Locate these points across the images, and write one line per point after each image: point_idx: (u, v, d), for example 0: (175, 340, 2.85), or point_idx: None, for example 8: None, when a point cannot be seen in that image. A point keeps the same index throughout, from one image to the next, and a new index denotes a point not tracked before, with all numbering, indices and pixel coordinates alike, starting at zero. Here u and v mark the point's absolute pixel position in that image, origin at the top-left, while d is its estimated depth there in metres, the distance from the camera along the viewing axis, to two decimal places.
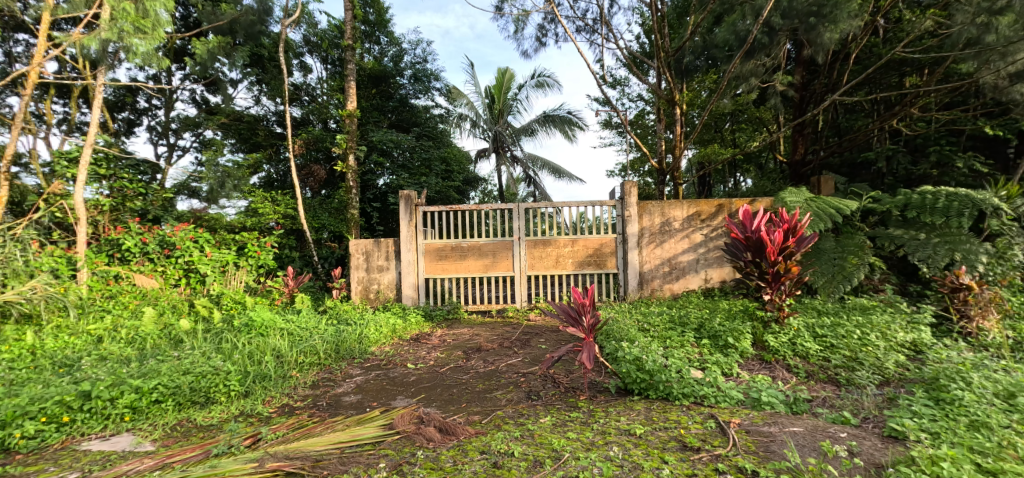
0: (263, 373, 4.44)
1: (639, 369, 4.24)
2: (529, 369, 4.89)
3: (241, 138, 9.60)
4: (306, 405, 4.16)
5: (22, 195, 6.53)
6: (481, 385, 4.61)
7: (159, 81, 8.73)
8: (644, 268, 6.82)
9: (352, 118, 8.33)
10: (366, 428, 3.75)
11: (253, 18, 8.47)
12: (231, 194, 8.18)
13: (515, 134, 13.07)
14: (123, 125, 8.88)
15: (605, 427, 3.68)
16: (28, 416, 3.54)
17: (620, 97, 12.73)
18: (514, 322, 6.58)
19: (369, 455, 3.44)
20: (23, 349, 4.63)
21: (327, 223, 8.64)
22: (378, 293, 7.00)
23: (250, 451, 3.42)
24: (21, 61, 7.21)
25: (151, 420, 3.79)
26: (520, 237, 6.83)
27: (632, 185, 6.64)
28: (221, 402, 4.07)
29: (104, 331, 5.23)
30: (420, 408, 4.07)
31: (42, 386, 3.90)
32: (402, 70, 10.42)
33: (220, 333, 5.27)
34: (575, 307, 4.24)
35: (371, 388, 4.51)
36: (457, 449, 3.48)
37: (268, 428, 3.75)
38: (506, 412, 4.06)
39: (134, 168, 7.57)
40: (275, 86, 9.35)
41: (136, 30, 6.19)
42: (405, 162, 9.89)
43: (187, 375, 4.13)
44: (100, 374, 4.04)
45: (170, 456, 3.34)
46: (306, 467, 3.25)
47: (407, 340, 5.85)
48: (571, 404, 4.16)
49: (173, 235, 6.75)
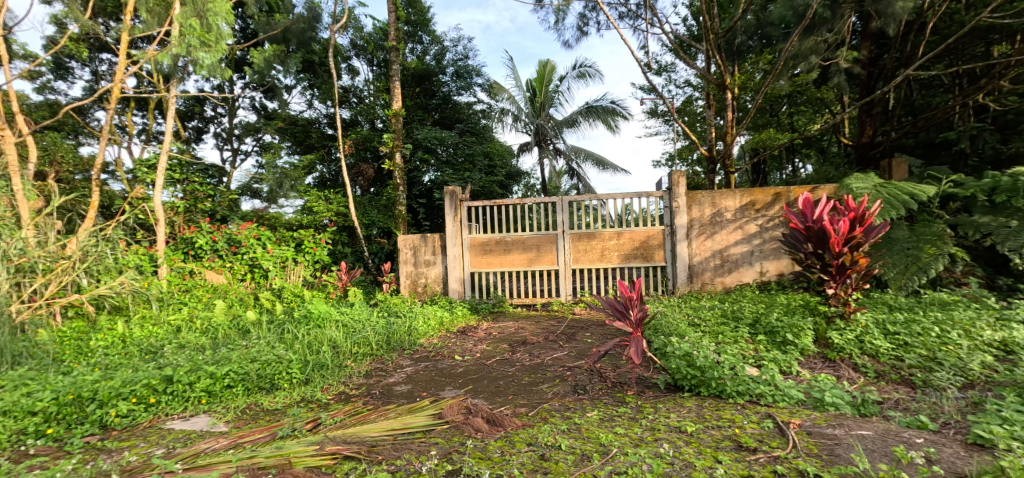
0: (321, 362, 4.71)
1: (689, 366, 4.16)
2: (575, 363, 4.87)
3: (296, 140, 10.12)
4: (361, 393, 4.37)
5: (110, 199, 7.36)
6: (527, 377, 4.65)
7: (223, 90, 9.41)
8: (694, 261, 6.57)
9: (398, 117, 8.56)
10: (416, 417, 3.93)
11: (304, 25, 8.92)
12: (289, 193, 8.75)
13: (557, 127, 12.91)
14: (194, 133, 9.67)
15: (654, 423, 3.66)
16: (122, 397, 3.92)
17: (666, 84, 12.30)
18: (559, 315, 6.55)
19: (420, 442, 3.61)
20: (116, 336, 5.15)
21: (377, 220, 9.00)
22: (426, 287, 7.19)
23: (312, 435, 3.68)
24: (106, 79, 8.01)
25: (224, 403, 4.14)
26: (564, 231, 6.77)
27: (680, 175, 6.41)
28: (285, 388, 4.36)
29: (182, 321, 5.72)
30: (468, 399, 4.21)
31: (132, 370, 4.33)
32: (444, 67, 10.56)
33: (283, 324, 5.61)
34: (622, 300, 4.34)
35: (421, 379, 4.66)
36: (505, 441, 3.56)
37: (327, 413, 4.00)
38: (552, 405, 4.12)
39: (203, 172, 8.45)
40: (325, 90, 9.83)
41: (201, 44, 6.59)
42: (449, 159, 10.00)
43: (255, 363, 4.47)
44: (180, 360, 4.45)
45: (241, 436, 3.66)
46: (362, 451, 3.47)
47: (454, 332, 5.98)
48: (619, 399, 4.16)
49: (239, 233, 7.36)
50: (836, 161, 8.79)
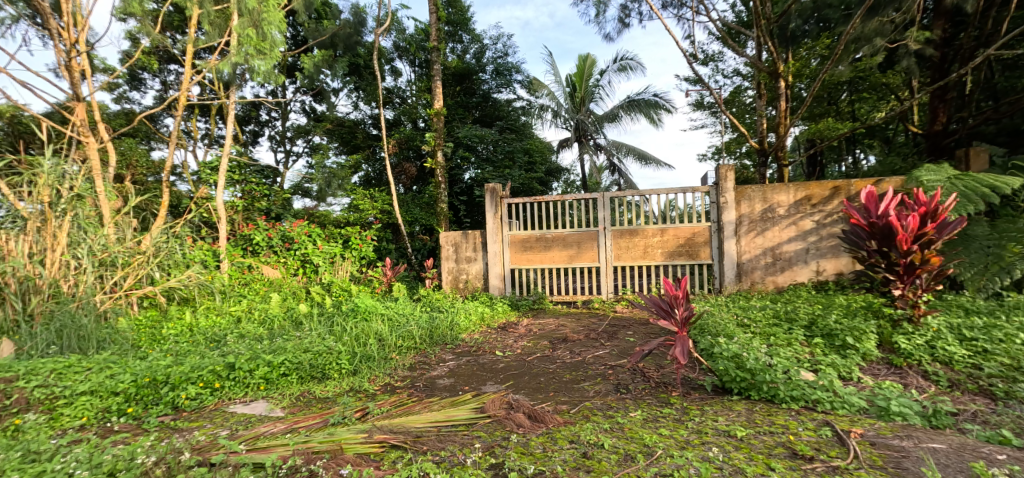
0: (368, 354, 4.90)
1: (739, 368, 3.98)
2: (617, 362, 4.80)
3: (343, 141, 10.61)
4: (405, 385, 4.52)
5: (177, 199, 7.98)
6: (569, 374, 4.63)
7: (276, 95, 9.92)
8: (743, 259, 6.29)
9: (439, 116, 8.71)
10: (459, 410, 4.02)
11: (350, 30, 9.37)
12: (337, 193, 9.13)
13: (597, 122, 12.67)
14: (250, 137, 10.21)
15: (701, 426, 3.55)
16: (191, 381, 4.25)
17: (713, 75, 11.82)
18: (599, 313, 6.45)
19: (463, 435, 3.69)
20: (184, 326, 5.59)
21: (419, 217, 9.18)
22: (467, 283, 7.35)
23: (361, 423, 3.85)
24: (174, 88, 8.71)
25: (280, 390, 4.40)
26: (605, 227, 6.67)
27: (728, 169, 6.15)
28: (335, 378, 4.58)
29: (242, 312, 6.13)
30: (509, 395, 4.24)
31: (199, 357, 4.69)
32: (484, 65, 10.71)
33: (332, 317, 5.88)
34: (667, 299, 4.24)
35: (463, 373, 4.75)
36: (547, 437, 3.58)
37: (375, 403, 4.17)
38: (594, 403, 4.09)
39: (258, 173, 9.03)
40: (370, 92, 10.03)
41: (258, 52, 7.03)
42: (489, 157, 10.15)
43: (308, 353, 4.72)
44: (241, 349, 4.78)
45: (297, 421, 3.88)
46: (409, 441, 3.59)
47: (495, 328, 6.05)
48: (663, 400, 4.07)
49: (291, 230, 7.74)
50: (903, 151, 8.16)
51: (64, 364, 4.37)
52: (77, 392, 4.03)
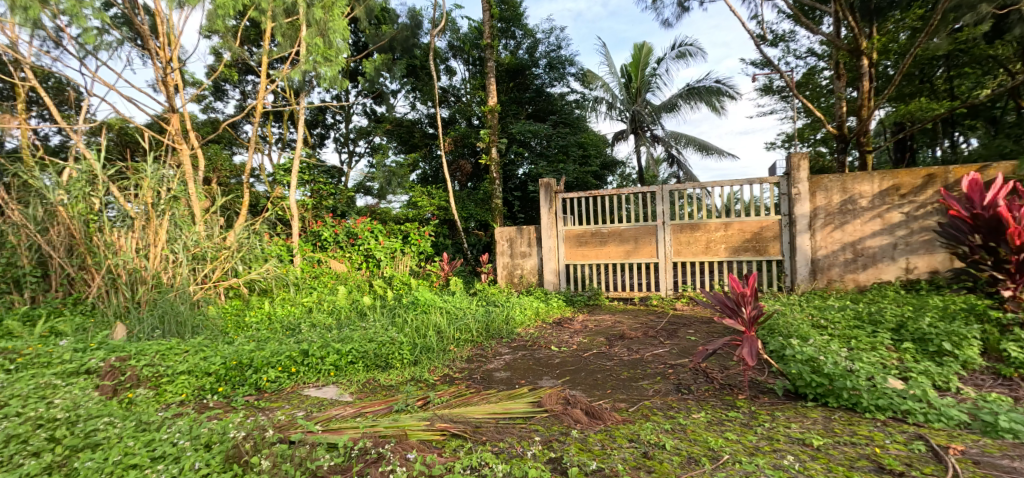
0: (428, 345, 5.12)
1: (815, 372, 3.68)
2: (677, 361, 4.71)
3: (401, 140, 11.14)
4: (463, 376, 4.65)
5: (256, 199, 8.99)
6: (626, 372, 4.57)
7: (341, 99, 10.62)
8: (818, 255, 6.15)
9: (494, 113, 8.87)
10: (516, 403, 4.06)
11: (408, 33, 9.77)
12: (396, 190, 9.67)
13: (655, 112, 12.49)
14: (317, 139, 11.02)
15: (771, 432, 3.34)
16: (271, 365, 4.64)
17: (785, 55, 10.89)
18: (658, 310, 6.46)
19: (521, 428, 3.72)
20: (264, 314, 6.12)
21: (474, 213, 9.50)
22: (522, 277, 7.55)
23: (423, 411, 4.00)
24: (253, 96, 9.93)
25: (348, 377, 4.69)
26: (664, 222, 6.68)
27: (803, 158, 6.04)
28: (397, 367, 4.81)
29: (313, 303, 6.59)
30: (566, 390, 4.24)
31: (278, 343, 5.08)
32: (538, 60, 10.82)
33: (394, 309, 6.24)
34: (734, 297, 3.99)
35: (519, 367, 4.82)
36: (605, 434, 3.53)
37: (435, 393, 4.31)
38: (654, 402, 3.98)
39: (327, 173, 10.15)
40: (426, 91, 10.59)
41: (324, 59, 7.37)
42: (542, 152, 10.25)
43: (373, 343, 5.01)
44: (313, 337, 5.15)
45: (364, 407, 4.10)
46: (468, 431, 3.65)
47: (550, 323, 6.16)
48: (728, 403, 3.87)
49: (356, 227, 8.31)
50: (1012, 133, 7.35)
51: (165, 347, 4.94)
52: (176, 371, 4.53)
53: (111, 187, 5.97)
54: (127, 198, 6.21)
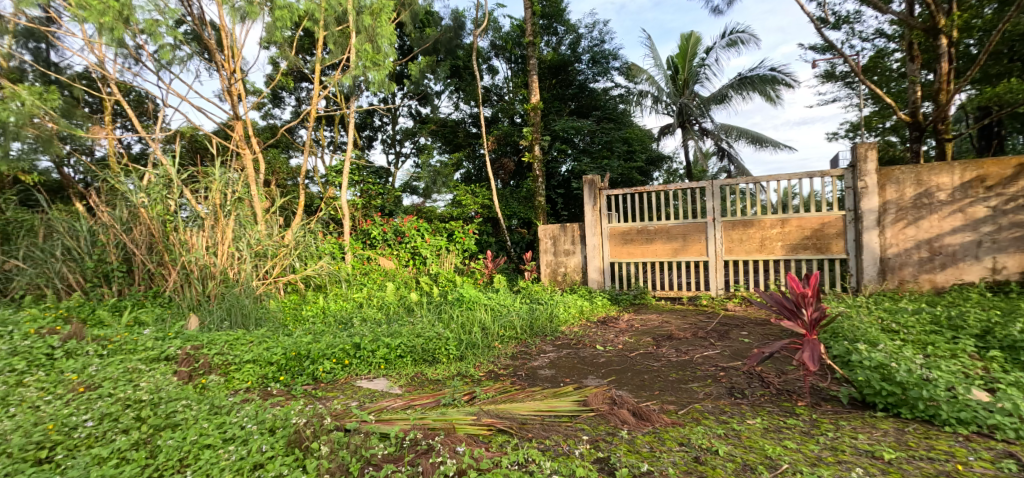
0: (473, 341, 5.23)
1: (885, 380, 3.39)
2: (730, 363, 4.54)
3: (445, 140, 11.30)
4: (508, 372, 4.69)
5: (310, 200, 9.52)
6: (675, 374, 4.45)
7: (387, 102, 10.96)
8: (887, 254, 5.73)
9: (536, 110, 8.87)
10: (561, 401, 4.03)
11: (451, 34, 10.27)
12: (441, 189, 10.07)
13: (703, 104, 11.94)
14: (366, 141, 11.49)
15: (835, 443, 3.12)
16: (327, 356, 4.86)
17: (847, 39, 10.04)
18: (708, 310, 6.27)
19: (566, 426, 3.69)
20: (319, 308, 6.45)
21: (517, 211, 9.56)
22: (565, 276, 7.60)
23: (469, 405, 4.04)
24: (307, 102, 10.60)
25: (398, 370, 4.85)
26: (714, 219, 6.44)
27: (870, 147, 5.64)
28: (444, 361, 4.93)
29: (363, 298, 6.88)
30: (612, 390, 4.16)
31: (332, 336, 5.31)
32: (580, 55, 10.83)
33: (440, 305, 6.43)
34: (793, 298, 3.76)
35: (564, 365, 4.81)
36: (653, 436, 3.44)
37: (481, 388, 4.36)
38: (704, 406, 3.82)
39: (376, 174, 10.61)
40: (469, 91, 10.73)
41: (372, 65, 7.64)
42: (586, 148, 10.10)
43: (420, 338, 5.16)
44: (365, 331, 5.37)
45: (413, 399, 4.19)
46: (514, 427, 3.65)
47: (594, 322, 6.19)
48: (787, 410, 3.65)
49: (403, 225, 8.61)
50: None
51: (234, 337, 5.29)
52: (244, 360, 4.82)
53: (184, 191, 6.54)
54: (199, 200, 6.75)
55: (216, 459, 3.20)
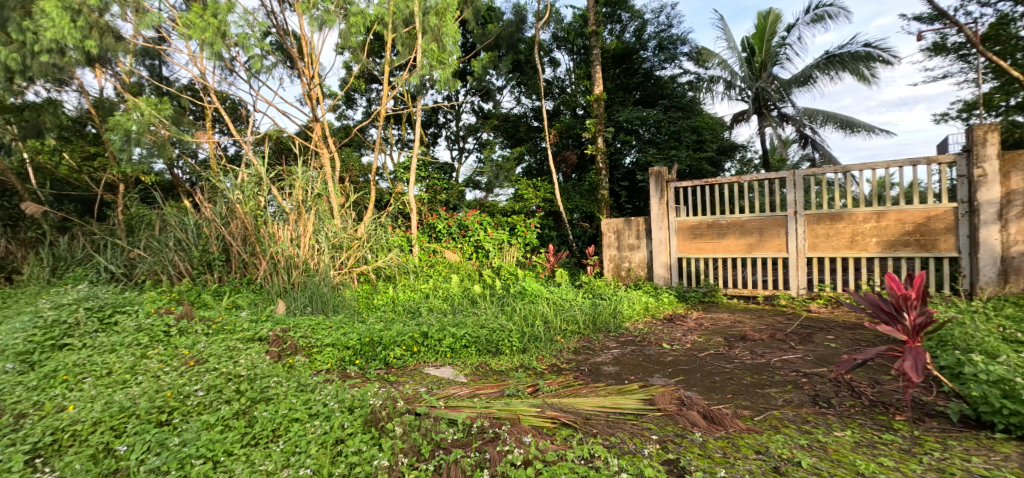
0: (536, 334, 5.14)
1: (1006, 397, 2.97)
2: (814, 370, 4.16)
3: (507, 135, 11.25)
4: (571, 367, 4.56)
5: (381, 196, 9.73)
6: (750, 377, 4.14)
7: (451, 99, 11.06)
8: (1008, 252, 5.05)
9: (599, 101, 8.65)
10: (626, 398, 3.83)
11: (513, 29, 10.17)
12: (503, 184, 9.94)
13: (784, 87, 11.13)
14: (431, 138, 11.67)
15: (942, 464, 2.77)
16: (397, 343, 4.90)
17: (960, 6, 8.95)
18: (787, 311, 5.81)
19: (632, 425, 3.50)
20: (388, 297, 6.59)
21: (579, 204, 9.37)
22: (629, 271, 7.34)
23: (532, 397, 3.93)
24: (377, 103, 10.95)
25: (464, 359, 4.84)
26: (797, 212, 5.95)
27: (990, 129, 4.98)
28: (507, 353, 4.88)
29: (429, 290, 6.94)
30: (680, 390, 3.92)
31: (401, 325, 5.38)
32: (646, 43, 10.38)
33: (502, 298, 6.41)
34: (892, 301, 3.35)
35: (628, 362, 4.61)
36: (727, 441, 3.19)
37: (544, 381, 4.24)
38: (784, 413, 3.51)
39: (441, 170, 10.73)
40: (531, 85, 10.59)
41: (438, 63, 7.69)
42: (652, 138, 9.70)
43: (484, 330, 5.14)
44: (432, 321, 5.43)
45: (479, 388, 4.11)
46: (578, 422, 3.51)
47: (660, 319, 5.93)
48: (882, 424, 3.29)
49: (467, 219, 8.62)
50: None
51: (316, 322, 5.49)
52: (324, 343, 4.91)
53: (272, 189, 6.95)
54: (285, 197, 7.05)
55: (303, 432, 3.30)
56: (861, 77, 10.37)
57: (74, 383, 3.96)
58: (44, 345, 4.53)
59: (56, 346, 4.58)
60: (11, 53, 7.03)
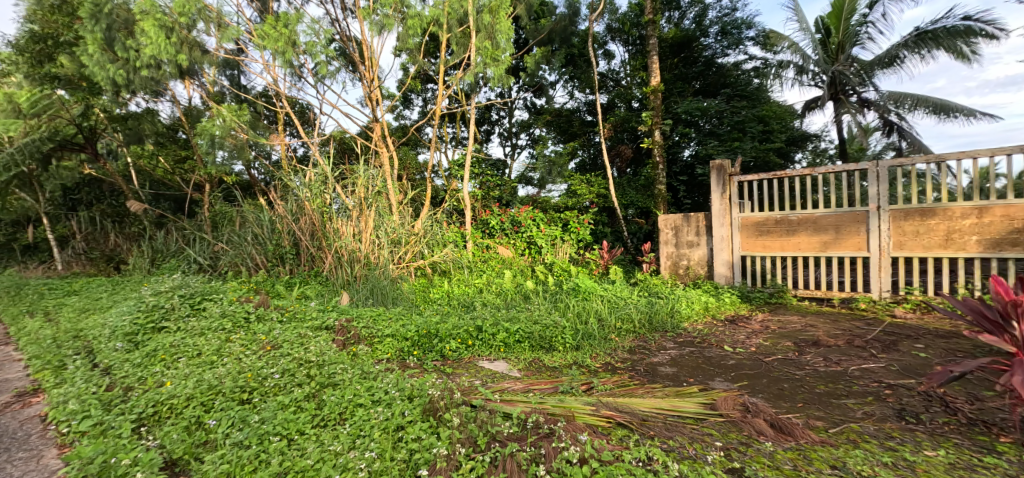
0: (590, 331, 4.97)
1: None
2: (900, 381, 3.76)
3: (560, 130, 11.05)
4: (626, 367, 4.36)
5: (435, 193, 9.81)
6: (823, 386, 3.80)
7: (503, 96, 11.00)
8: None
9: (656, 93, 8.30)
10: (685, 401, 3.58)
11: (566, 22, 9.97)
12: (556, 180, 9.82)
13: (865, 69, 10.31)
14: (484, 135, 11.66)
15: None
16: (452, 336, 4.86)
17: None
18: (868, 317, 5.32)
19: (692, 429, 3.27)
20: (444, 291, 6.59)
21: (634, 200, 9.07)
22: (688, 269, 6.99)
23: (586, 395, 3.76)
24: (432, 102, 11.08)
25: (518, 354, 4.73)
26: (879, 207, 5.45)
27: None
28: (560, 350, 4.73)
29: (483, 285, 6.89)
30: (744, 396, 3.63)
31: (456, 318, 5.34)
32: (707, 29, 9.93)
33: (556, 294, 6.26)
34: (997, 308, 2.99)
35: (687, 364, 4.36)
36: (798, 453, 2.92)
37: (599, 380, 4.07)
38: (864, 427, 3.18)
39: (494, 166, 10.69)
40: (584, 79, 10.35)
41: (491, 61, 7.64)
42: (713, 130, 9.22)
43: (538, 325, 5.03)
44: (486, 315, 5.39)
45: (532, 383, 3.98)
46: (634, 423, 3.31)
47: (721, 320, 5.60)
48: (983, 445, 2.91)
49: (520, 215, 8.50)
50: None
51: (377, 313, 5.57)
52: (384, 334, 4.94)
53: (336, 186, 7.00)
54: (348, 194, 7.19)
55: (368, 417, 3.30)
56: (959, 53, 9.42)
57: (172, 362, 4.17)
58: (146, 327, 4.84)
59: (156, 328, 4.89)
60: (119, 70, 7.93)
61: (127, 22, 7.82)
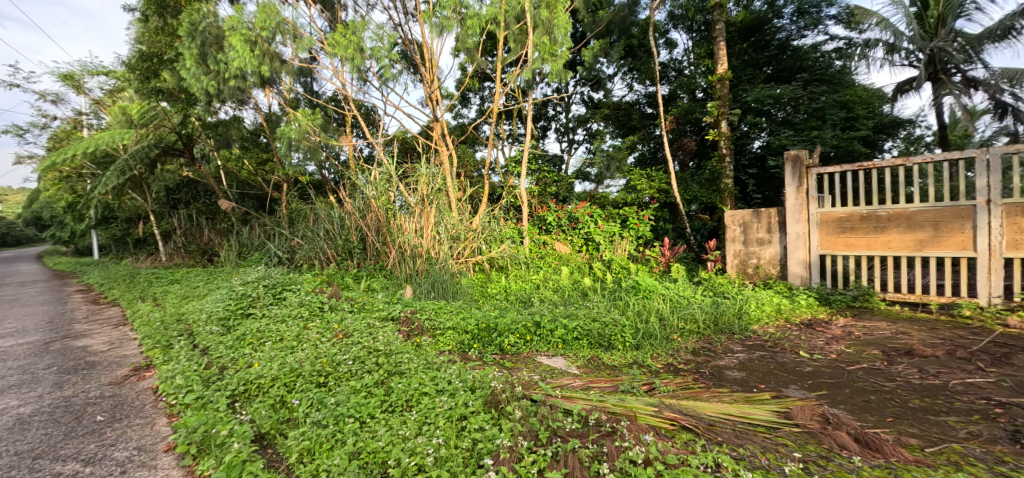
0: (650, 331, 4.72)
1: None
2: (1013, 399, 3.30)
3: (619, 124, 10.71)
4: (690, 369, 4.09)
5: (493, 189, 9.77)
6: (917, 399, 3.39)
7: (560, 91, 10.81)
8: None
9: (723, 81, 7.84)
10: (755, 408, 3.27)
11: (625, 12, 9.39)
12: (614, 175, 9.46)
13: (970, 43, 9.32)
14: (541, 132, 11.52)
15: None
16: (512, 331, 4.76)
17: None
18: (974, 325, 4.74)
19: (764, 438, 2.98)
20: (501, 287, 6.51)
21: (699, 194, 8.64)
22: (757, 269, 6.54)
23: (648, 396, 3.54)
24: (490, 100, 11.06)
25: (576, 351, 4.55)
26: (988, 201, 4.85)
27: None
28: (620, 348, 4.51)
29: (540, 281, 6.75)
30: (823, 406, 3.29)
31: (514, 313, 5.24)
32: (781, 10, 9.27)
33: (615, 292, 6.01)
34: None
35: (757, 369, 4.03)
36: (888, 472, 2.61)
37: (661, 381, 3.82)
38: (968, 448, 2.80)
39: (551, 162, 10.53)
40: (645, 70, 10.00)
41: (550, 56, 7.48)
42: (787, 119, 8.62)
43: (596, 323, 4.84)
44: (544, 311, 5.26)
45: (592, 381, 3.81)
46: (700, 427, 3.06)
47: (796, 323, 5.17)
48: None
49: (577, 211, 8.32)
50: None
51: (440, 305, 5.57)
52: (445, 326, 4.90)
53: (399, 185, 7.16)
54: (410, 192, 7.27)
55: (433, 405, 3.22)
56: None
57: (258, 345, 4.33)
58: (236, 313, 5.07)
59: (245, 314, 5.11)
60: (210, 81, 8.32)
61: (217, 38, 8.33)
